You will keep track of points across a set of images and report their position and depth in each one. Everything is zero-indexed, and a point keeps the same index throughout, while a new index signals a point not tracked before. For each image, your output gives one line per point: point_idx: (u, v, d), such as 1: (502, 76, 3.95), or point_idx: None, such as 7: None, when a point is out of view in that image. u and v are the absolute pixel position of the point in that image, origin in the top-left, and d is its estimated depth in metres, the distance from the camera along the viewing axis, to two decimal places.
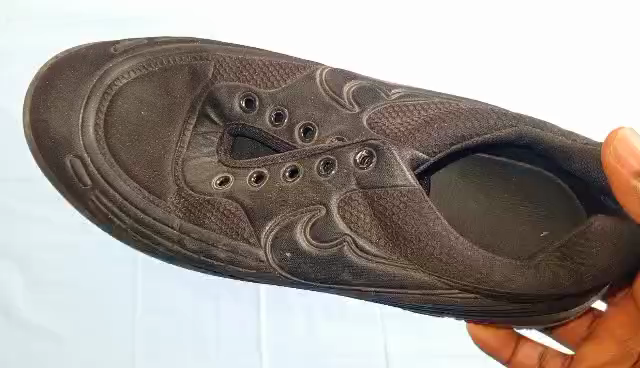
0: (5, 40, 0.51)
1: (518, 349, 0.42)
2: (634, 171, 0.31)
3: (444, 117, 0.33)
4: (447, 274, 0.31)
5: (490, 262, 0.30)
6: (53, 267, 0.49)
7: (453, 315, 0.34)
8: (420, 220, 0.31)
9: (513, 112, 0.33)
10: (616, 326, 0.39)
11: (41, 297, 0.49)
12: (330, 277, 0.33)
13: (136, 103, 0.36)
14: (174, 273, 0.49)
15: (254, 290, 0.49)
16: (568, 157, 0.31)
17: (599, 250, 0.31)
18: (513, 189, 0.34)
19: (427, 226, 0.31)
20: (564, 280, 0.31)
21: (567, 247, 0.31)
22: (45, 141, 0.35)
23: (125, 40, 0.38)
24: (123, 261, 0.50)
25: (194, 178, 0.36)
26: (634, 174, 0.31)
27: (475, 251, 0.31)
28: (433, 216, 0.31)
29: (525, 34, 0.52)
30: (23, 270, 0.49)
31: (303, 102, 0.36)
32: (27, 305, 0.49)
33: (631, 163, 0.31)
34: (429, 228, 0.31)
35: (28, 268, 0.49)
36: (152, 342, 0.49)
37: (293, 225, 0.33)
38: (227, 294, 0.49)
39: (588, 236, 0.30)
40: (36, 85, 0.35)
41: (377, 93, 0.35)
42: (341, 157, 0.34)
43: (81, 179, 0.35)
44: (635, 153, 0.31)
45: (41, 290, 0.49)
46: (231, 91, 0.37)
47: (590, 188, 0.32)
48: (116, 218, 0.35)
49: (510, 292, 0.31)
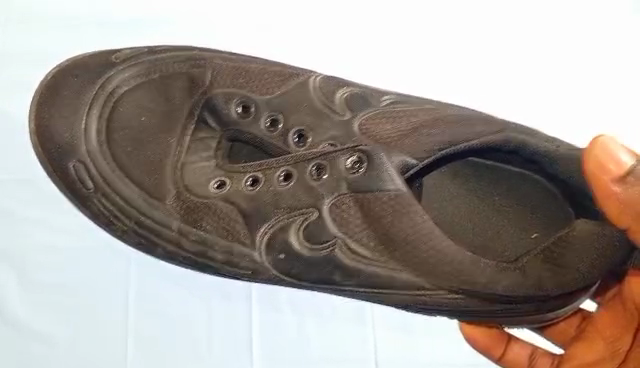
0: (5, 39, 0.52)
1: (508, 349, 0.43)
2: (615, 177, 0.31)
3: (432, 124, 0.35)
4: (433, 274, 0.33)
5: (475, 262, 0.33)
6: (52, 268, 0.49)
7: (443, 315, 0.35)
8: (408, 223, 0.33)
9: (499, 121, 0.35)
10: (605, 327, 0.40)
11: (39, 299, 0.48)
12: (322, 278, 0.35)
13: (138, 109, 0.37)
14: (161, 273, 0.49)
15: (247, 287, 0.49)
16: (551, 161, 0.33)
17: (580, 255, 0.33)
18: (502, 192, 0.36)
19: (414, 228, 0.33)
20: (547, 282, 0.33)
21: (550, 249, 0.33)
22: (49, 146, 0.35)
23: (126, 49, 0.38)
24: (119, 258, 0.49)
25: (192, 181, 0.37)
26: (615, 180, 0.31)
27: (461, 253, 0.33)
28: (420, 219, 0.33)
29: (525, 39, 0.52)
30: (19, 274, 0.49)
31: (297, 109, 0.37)
32: (26, 309, 0.48)
33: (610, 170, 0.31)
34: (415, 230, 0.33)
35: (23, 273, 0.49)
36: (146, 350, 0.48)
37: (288, 228, 0.35)
38: (216, 295, 0.49)
39: (570, 239, 0.33)
40: (42, 92, 0.36)
41: (368, 99, 0.37)
42: (334, 161, 0.35)
43: (84, 183, 0.35)
44: (615, 159, 0.31)
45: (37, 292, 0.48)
46: (228, 98, 0.37)
47: (574, 191, 0.34)
48: (118, 220, 0.36)
49: (494, 293, 0.33)
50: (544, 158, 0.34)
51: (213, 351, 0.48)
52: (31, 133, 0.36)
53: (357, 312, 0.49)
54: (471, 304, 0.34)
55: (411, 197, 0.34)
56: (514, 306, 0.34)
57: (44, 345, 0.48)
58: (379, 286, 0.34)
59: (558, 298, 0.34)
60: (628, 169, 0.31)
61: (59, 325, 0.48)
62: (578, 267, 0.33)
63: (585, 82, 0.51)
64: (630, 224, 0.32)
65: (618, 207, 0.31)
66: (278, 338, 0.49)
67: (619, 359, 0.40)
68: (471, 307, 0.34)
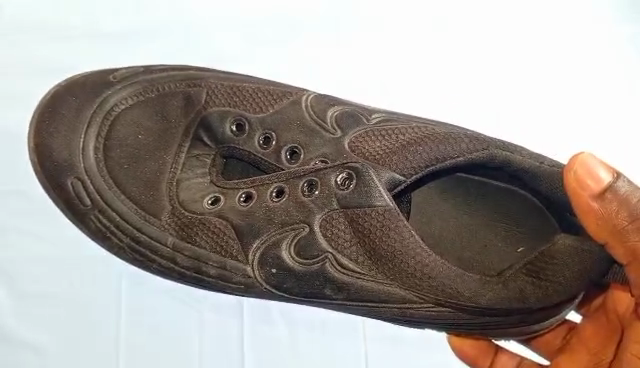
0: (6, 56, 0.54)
1: (496, 359, 0.43)
2: (593, 193, 0.30)
3: (420, 141, 0.35)
4: (420, 289, 0.34)
5: (460, 276, 0.33)
6: (41, 283, 0.51)
7: (432, 327, 0.36)
8: (396, 238, 0.34)
9: (486, 138, 0.35)
10: (590, 337, 0.40)
11: (26, 312, 0.50)
12: (313, 292, 0.35)
13: (134, 127, 0.38)
14: (152, 288, 0.51)
15: (239, 302, 0.50)
16: (537, 177, 0.33)
17: (564, 270, 0.33)
18: (489, 208, 0.36)
19: (402, 243, 0.34)
20: (530, 297, 0.33)
21: (532, 263, 0.33)
22: (48, 164, 0.36)
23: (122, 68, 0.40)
24: (109, 272, 0.51)
25: (187, 197, 0.38)
26: (593, 196, 0.30)
27: (448, 268, 0.33)
28: (408, 234, 0.33)
29: (514, 57, 0.53)
30: (9, 287, 0.50)
31: (289, 128, 0.38)
32: (16, 321, 0.50)
33: (590, 185, 0.30)
34: (403, 245, 0.34)
35: (13, 286, 0.50)
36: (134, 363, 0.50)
37: (280, 243, 0.36)
38: (206, 308, 0.50)
39: (553, 255, 0.33)
40: (41, 112, 0.37)
41: (358, 118, 0.38)
42: (324, 178, 0.36)
43: (82, 200, 0.37)
44: (595, 174, 0.30)
45: (26, 305, 0.50)
46: (222, 116, 0.39)
47: (556, 206, 0.34)
48: (114, 236, 0.37)
49: (478, 307, 0.33)
50: (530, 172, 0.33)
51: (201, 366, 0.50)
52: (31, 151, 0.37)
53: (348, 325, 0.50)
54: (459, 318, 0.34)
55: (399, 213, 0.34)
56: (500, 318, 0.34)
57: (35, 354, 0.50)
58: (368, 300, 0.35)
59: (544, 309, 0.34)
60: (607, 185, 0.30)
61: (47, 336, 0.50)
62: (559, 281, 0.33)
63: (567, 102, 0.52)
64: (606, 237, 0.31)
65: (595, 222, 0.31)
66: (269, 351, 0.50)
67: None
68: (459, 320, 0.34)
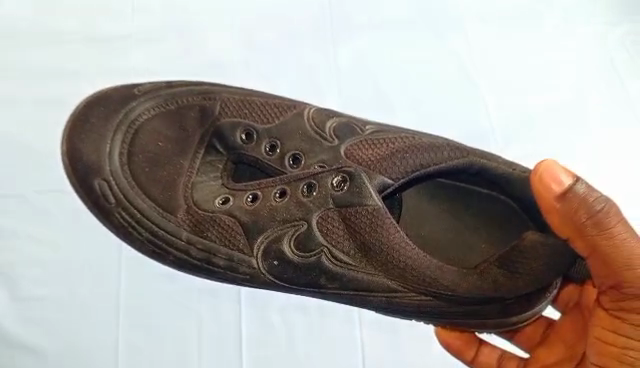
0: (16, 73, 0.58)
1: (479, 352, 0.46)
2: (557, 194, 0.35)
3: (408, 149, 0.40)
4: (402, 279, 0.38)
5: (438, 266, 0.37)
6: (40, 283, 0.52)
7: (417, 318, 0.39)
8: (384, 232, 0.38)
9: (464, 147, 0.40)
10: (567, 331, 0.44)
11: (28, 314, 0.51)
12: (311, 282, 0.39)
13: (154, 135, 0.42)
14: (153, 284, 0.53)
15: (235, 291, 0.53)
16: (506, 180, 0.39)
17: (532, 262, 0.37)
18: (471, 210, 0.40)
19: (388, 237, 0.38)
20: (503, 285, 0.37)
21: (505, 256, 0.37)
22: (77, 166, 0.40)
23: (145, 84, 0.44)
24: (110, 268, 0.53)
25: (201, 198, 0.42)
26: (556, 197, 0.35)
27: (428, 259, 0.37)
28: (393, 229, 0.38)
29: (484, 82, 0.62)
30: (10, 287, 0.52)
31: (293, 137, 0.42)
32: (17, 322, 0.51)
33: (554, 188, 0.35)
34: (389, 239, 0.38)
35: (15, 288, 0.52)
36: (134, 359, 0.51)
37: (281, 238, 0.40)
38: (205, 298, 0.53)
39: (522, 249, 0.37)
40: (71, 122, 0.41)
41: (352, 129, 0.42)
42: (321, 181, 0.40)
43: (107, 197, 0.40)
44: (558, 179, 0.35)
45: (27, 306, 0.51)
46: (234, 126, 0.43)
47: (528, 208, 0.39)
48: (134, 230, 0.40)
49: (455, 295, 0.37)
50: (503, 177, 0.39)
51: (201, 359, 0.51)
52: (63, 155, 0.40)
53: (346, 317, 0.53)
54: (440, 307, 0.38)
55: (386, 212, 0.38)
56: (478, 307, 0.38)
57: (31, 356, 0.50)
58: (359, 289, 0.39)
59: (516, 301, 0.38)
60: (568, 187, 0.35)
61: (46, 338, 0.51)
62: (531, 273, 0.37)
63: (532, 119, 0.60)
64: (568, 233, 0.36)
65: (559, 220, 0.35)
66: (270, 342, 0.52)
67: (577, 360, 0.43)
68: (440, 309, 0.38)
